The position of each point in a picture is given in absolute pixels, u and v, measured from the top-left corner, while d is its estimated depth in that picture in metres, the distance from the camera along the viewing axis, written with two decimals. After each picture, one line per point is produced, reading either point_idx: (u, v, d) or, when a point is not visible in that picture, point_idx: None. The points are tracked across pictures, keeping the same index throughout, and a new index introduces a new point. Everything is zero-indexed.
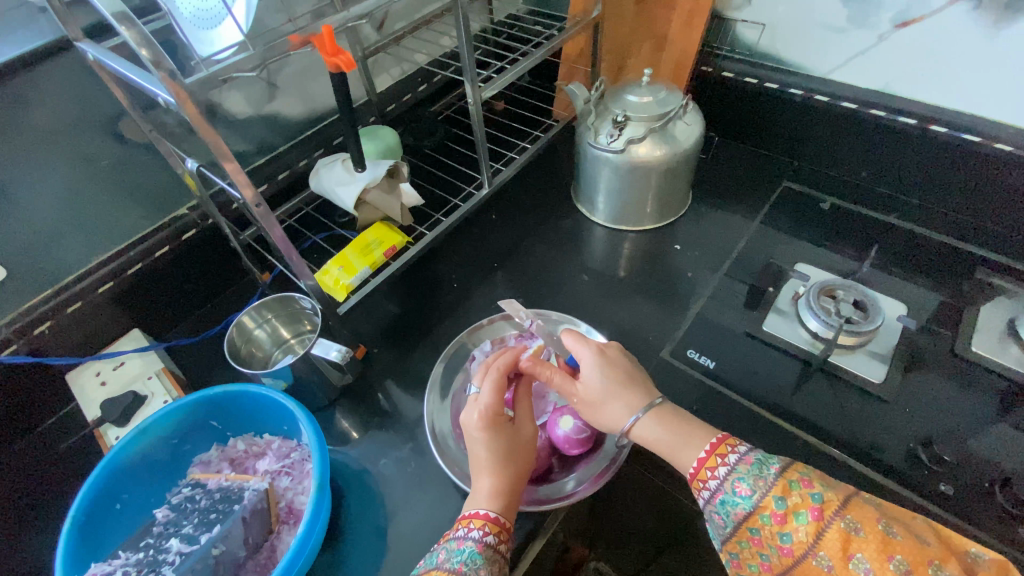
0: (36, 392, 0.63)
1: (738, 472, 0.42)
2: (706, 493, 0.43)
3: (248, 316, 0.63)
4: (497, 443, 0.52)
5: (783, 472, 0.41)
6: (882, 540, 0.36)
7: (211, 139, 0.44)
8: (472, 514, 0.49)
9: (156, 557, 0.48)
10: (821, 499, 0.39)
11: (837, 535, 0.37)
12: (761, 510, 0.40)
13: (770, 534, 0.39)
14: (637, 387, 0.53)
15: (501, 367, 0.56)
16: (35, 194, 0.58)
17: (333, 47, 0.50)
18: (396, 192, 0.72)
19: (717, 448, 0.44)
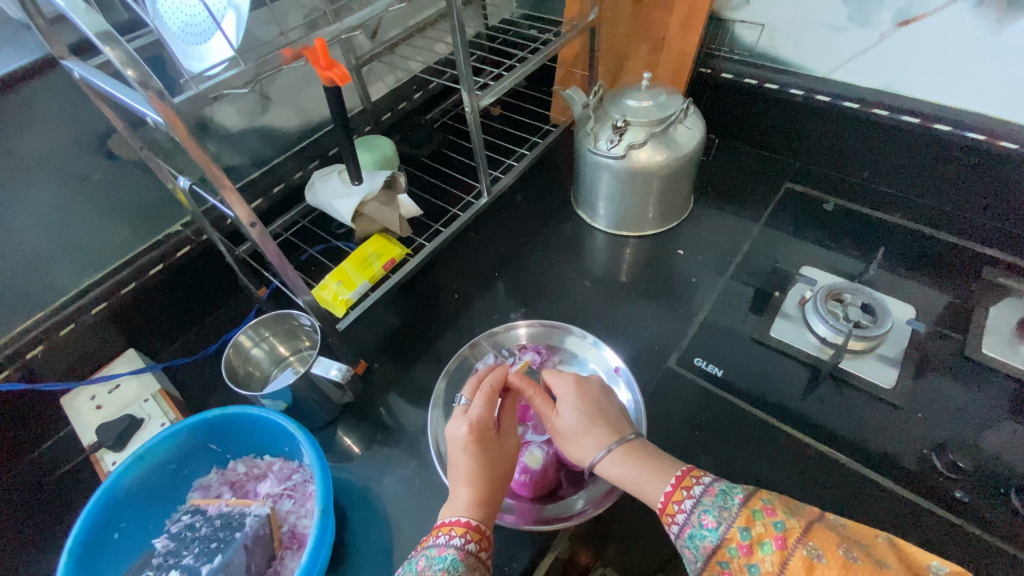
0: (29, 417, 0.61)
1: (703, 505, 0.40)
2: (676, 528, 0.41)
3: (246, 335, 0.61)
4: (482, 455, 0.51)
5: (747, 501, 0.39)
6: (843, 565, 0.34)
7: (202, 158, 0.42)
8: (452, 520, 0.46)
9: None
10: (784, 527, 0.37)
11: (800, 563, 0.35)
12: (727, 542, 0.38)
13: (739, 567, 0.37)
14: (611, 422, 0.52)
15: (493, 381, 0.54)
16: (24, 215, 0.57)
17: (328, 60, 0.49)
18: (395, 203, 0.71)
19: (681, 483, 0.43)
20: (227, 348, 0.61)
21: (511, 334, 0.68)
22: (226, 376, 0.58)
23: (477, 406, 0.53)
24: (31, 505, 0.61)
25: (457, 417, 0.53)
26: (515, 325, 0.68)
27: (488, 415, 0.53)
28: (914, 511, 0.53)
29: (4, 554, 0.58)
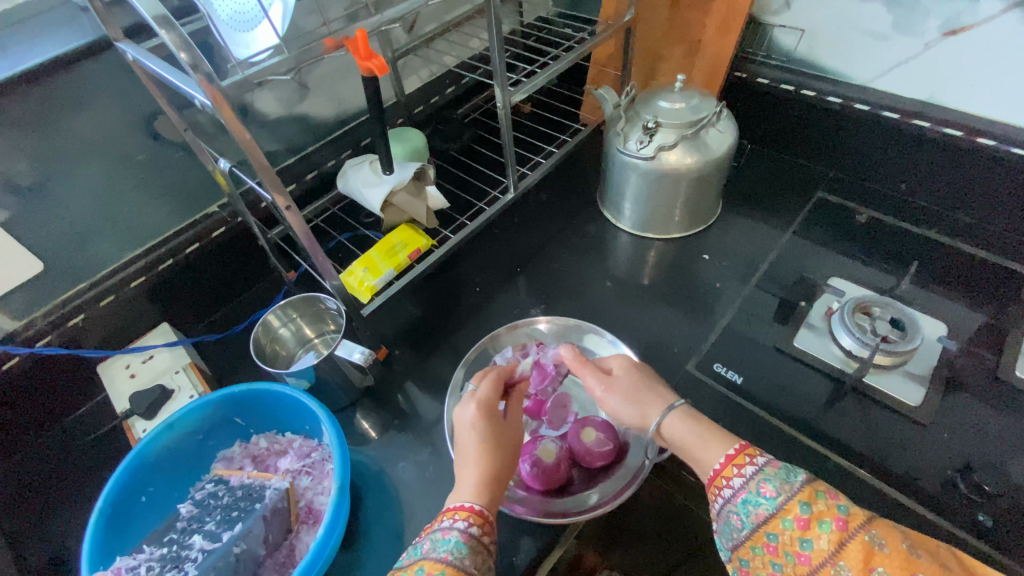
0: (67, 382, 0.65)
1: (764, 474, 0.40)
2: (728, 491, 0.41)
3: (274, 314, 0.63)
4: (485, 437, 0.51)
5: (812, 483, 0.39)
6: (905, 558, 0.33)
7: (244, 140, 0.44)
8: (455, 505, 0.46)
9: (180, 553, 0.47)
10: (847, 511, 0.36)
11: (859, 547, 0.34)
12: (783, 513, 0.38)
13: (789, 541, 0.37)
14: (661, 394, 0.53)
15: (498, 373, 0.58)
16: (72, 189, 0.60)
17: (367, 52, 0.50)
18: (422, 195, 0.73)
19: (733, 459, 0.43)
20: (256, 326, 0.63)
21: (531, 328, 0.69)
22: (254, 353, 0.60)
23: (484, 388, 0.56)
24: (66, 466, 0.64)
25: (464, 404, 0.55)
26: (538, 319, 0.69)
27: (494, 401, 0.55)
28: (937, 532, 0.51)
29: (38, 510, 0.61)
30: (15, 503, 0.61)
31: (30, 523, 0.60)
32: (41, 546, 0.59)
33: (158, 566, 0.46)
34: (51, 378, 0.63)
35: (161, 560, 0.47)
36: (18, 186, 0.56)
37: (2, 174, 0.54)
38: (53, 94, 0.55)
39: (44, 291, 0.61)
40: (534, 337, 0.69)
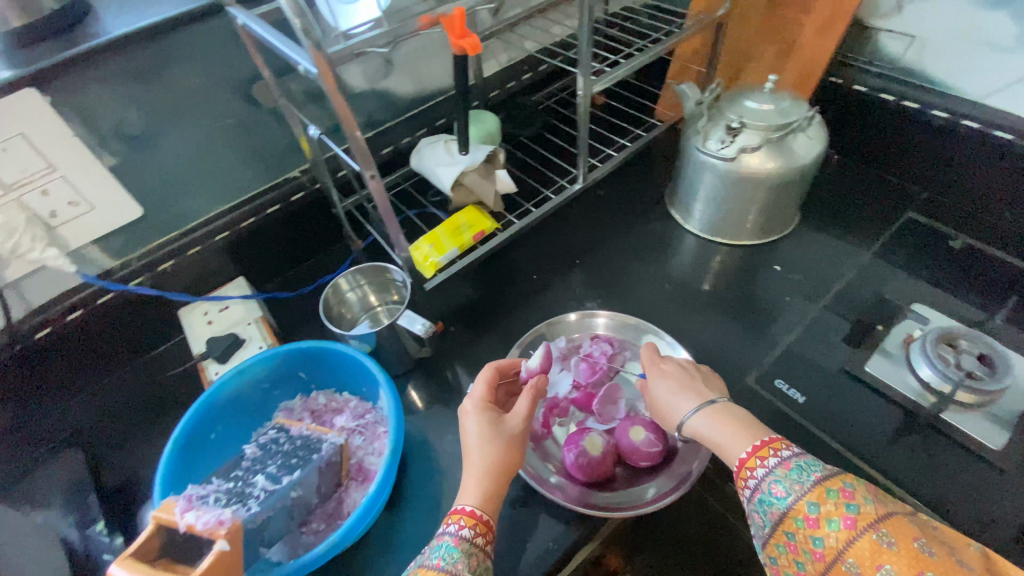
0: (152, 321, 0.71)
1: (775, 475, 0.41)
2: (747, 492, 0.43)
3: (345, 279, 0.65)
4: (478, 437, 0.51)
5: (825, 480, 0.39)
6: (914, 555, 0.34)
7: (340, 107, 0.46)
8: (455, 509, 0.47)
9: (244, 490, 0.50)
10: (857, 509, 0.37)
11: (867, 545, 0.35)
12: (794, 513, 0.39)
13: (804, 539, 0.38)
14: (691, 391, 0.52)
15: (490, 371, 0.56)
16: (174, 144, 0.64)
17: (462, 30, 0.50)
18: (493, 178, 0.73)
19: (760, 450, 0.44)
20: (327, 288, 0.65)
21: (589, 321, 0.69)
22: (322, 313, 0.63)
23: (478, 389, 0.55)
24: (145, 398, 0.70)
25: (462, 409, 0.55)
26: (598, 313, 0.69)
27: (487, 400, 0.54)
28: None
29: (119, 435, 0.67)
30: (102, 424, 0.68)
31: (113, 445, 0.66)
32: (119, 466, 0.64)
33: (225, 498, 0.49)
34: (140, 315, 0.69)
35: (228, 493, 0.49)
36: (130, 136, 0.61)
37: (118, 124, 0.59)
38: (168, 53, 0.59)
39: (140, 235, 0.66)
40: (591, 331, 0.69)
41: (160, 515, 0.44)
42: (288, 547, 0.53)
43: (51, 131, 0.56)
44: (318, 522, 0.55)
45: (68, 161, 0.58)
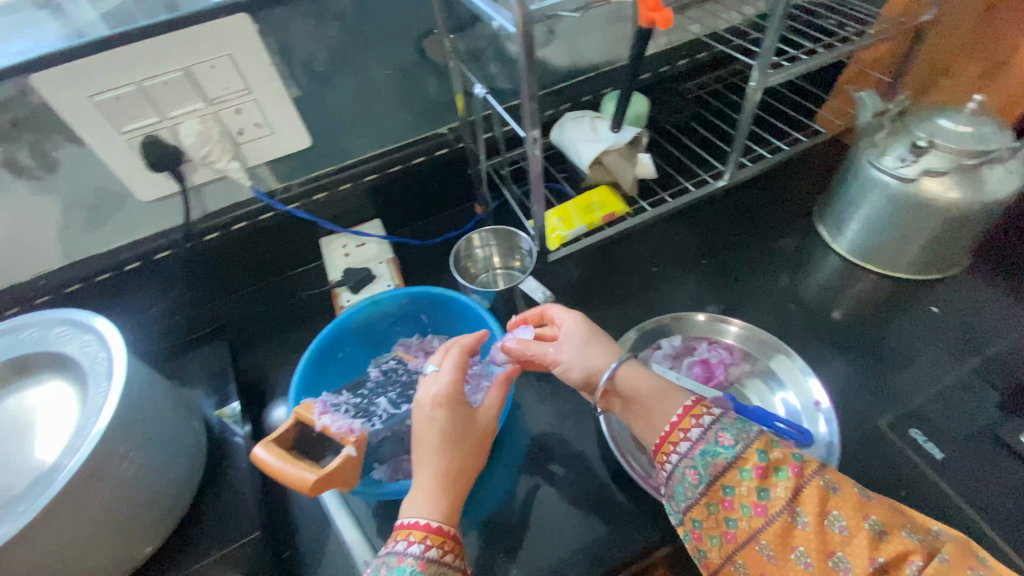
0: (298, 243, 0.80)
1: (722, 424, 0.41)
2: (680, 451, 0.41)
3: (479, 235, 0.69)
4: (444, 434, 0.50)
5: (765, 432, 0.40)
6: (858, 501, 0.36)
7: (527, 69, 0.47)
8: (410, 523, 0.45)
9: (368, 408, 0.56)
10: (801, 458, 0.38)
11: (814, 492, 0.37)
12: (741, 462, 0.38)
13: (746, 493, 0.38)
14: (602, 343, 0.53)
15: (456, 356, 0.54)
16: (350, 86, 0.69)
17: (655, 3, 0.49)
18: (634, 161, 0.72)
19: (692, 409, 0.43)
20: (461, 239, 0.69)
21: (721, 326, 0.66)
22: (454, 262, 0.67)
23: (445, 380, 0.52)
24: (283, 310, 0.79)
25: (425, 401, 0.52)
26: (733, 321, 0.65)
27: (458, 392, 0.52)
28: None
29: (260, 337, 0.76)
30: (245, 324, 0.78)
31: (254, 345, 0.75)
32: (257, 364, 0.73)
33: (353, 411, 0.55)
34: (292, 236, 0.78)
35: (355, 407, 0.56)
36: (315, 71, 0.66)
37: (311, 60, 0.65)
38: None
39: (305, 162, 0.74)
40: (720, 336, 0.66)
41: (299, 411, 0.51)
42: (390, 471, 0.56)
43: (254, 56, 0.61)
44: None
45: (262, 86, 0.63)
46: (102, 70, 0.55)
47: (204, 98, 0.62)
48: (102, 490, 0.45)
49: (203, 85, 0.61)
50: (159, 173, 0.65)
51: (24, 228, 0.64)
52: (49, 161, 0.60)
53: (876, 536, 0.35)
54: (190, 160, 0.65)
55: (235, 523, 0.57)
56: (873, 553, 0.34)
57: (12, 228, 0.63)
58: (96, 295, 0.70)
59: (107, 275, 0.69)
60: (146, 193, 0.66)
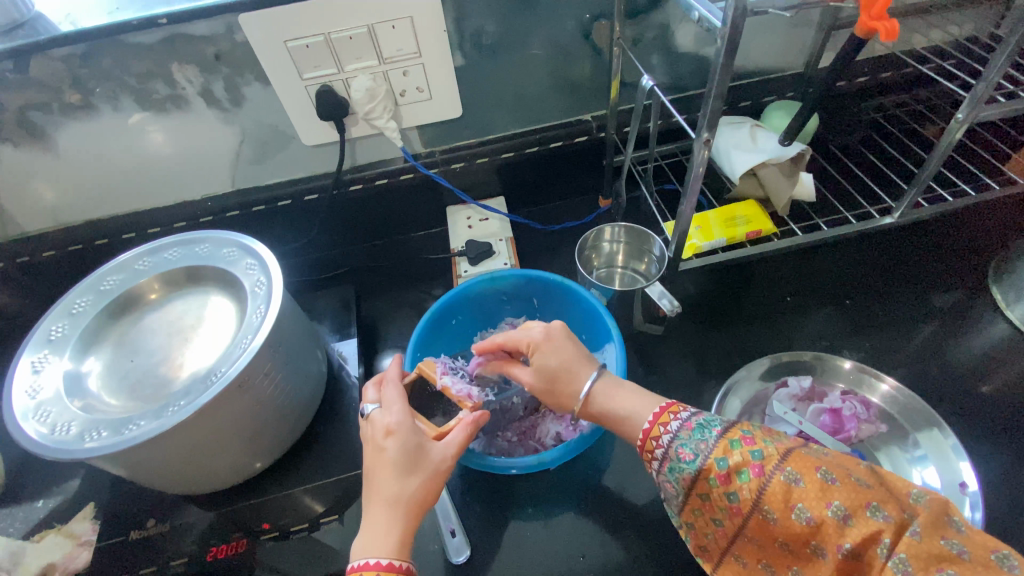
0: (428, 205, 0.84)
1: (680, 438, 0.41)
2: (656, 463, 0.43)
3: (612, 229, 0.70)
4: (398, 465, 0.45)
5: (725, 432, 0.40)
6: (821, 488, 0.35)
7: (722, 68, 0.43)
8: (362, 564, 0.41)
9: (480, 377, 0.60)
10: (761, 456, 0.38)
11: (778, 488, 0.36)
12: (706, 474, 0.39)
13: (718, 496, 0.39)
14: (580, 362, 0.50)
15: (474, 415, 0.50)
16: (510, 61, 0.70)
17: (880, 12, 0.46)
18: (794, 179, 0.67)
19: (658, 417, 0.44)
20: (592, 230, 0.71)
21: (871, 381, 0.59)
22: (579, 251, 0.68)
23: (394, 411, 0.49)
24: (404, 266, 0.83)
25: (376, 431, 0.48)
26: (887, 379, 0.58)
27: (410, 419, 0.48)
28: None
29: (381, 288, 0.81)
30: (368, 272, 0.83)
31: (375, 293, 0.81)
32: (375, 312, 0.79)
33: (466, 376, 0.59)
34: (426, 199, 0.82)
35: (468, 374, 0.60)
36: (483, 43, 0.67)
37: (481, 31, 0.65)
38: None
39: (452, 131, 0.76)
40: (867, 392, 0.59)
41: (424, 367, 0.56)
42: (483, 442, 0.61)
43: (432, 21, 0.63)
44: (511, 434, 0.62)
45: (432, 51, 0.65)
46: (300, 19, 0.59)
47: (379, 56, 0.64)
48: (248, 401, 0.50)
49: (381, 44, 0.63)
50: (325, 121, 0.69)
51: (205, 152, 0.71)
52: (237, 97, 0.66)
53: (839, 521, 0.34)
54: (354, 114, 0.69)
55: (342, 454, 0.61)
56: (838, 538, 0.34)
57: (195, 151, 0.71)
58: (251, 222, 0.78)
59: (263, 206, 0.77)
60: (309, 138, 0.71)
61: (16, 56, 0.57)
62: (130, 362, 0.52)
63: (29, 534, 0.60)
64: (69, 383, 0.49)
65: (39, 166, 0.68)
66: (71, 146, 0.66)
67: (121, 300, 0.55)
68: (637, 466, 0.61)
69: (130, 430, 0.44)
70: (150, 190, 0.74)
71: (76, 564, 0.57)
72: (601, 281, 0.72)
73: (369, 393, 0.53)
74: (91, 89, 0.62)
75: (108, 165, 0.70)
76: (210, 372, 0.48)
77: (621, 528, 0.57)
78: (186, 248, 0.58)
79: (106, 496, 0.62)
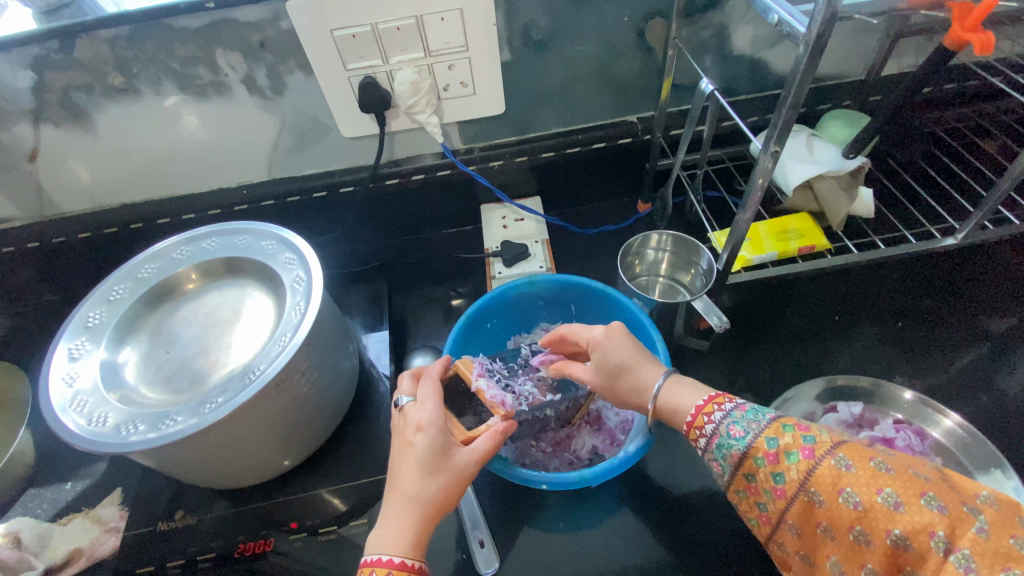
0: (463, 202, 0.82)
1: (733, 417, 0.41)
2: (703, 441, 0.42)
3: (658, 237, 0.68)
4: (423, 463, 0.43)
5: (780, 419, 0.39)
6: (872, 474, 0.33)
7: (801, 77, 0.41)
8: (374, 559, 0.40)
9: (515, 381, 0.56)
10: (814, 440, 0.36)
11: (826, 471, 0.35)
12: (753, 452, 0.38)
13: (765, 478, 0.38)
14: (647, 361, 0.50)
15: (505, 423, 0.47)
16: (559, 58, 0.67)
17: (974, 25, 0.44)
18: (851, 193, 0.65)
19: (714, 399, 0.44)
20: (638, 236, 0.69)
21: (933, 414, 0.56)
22: (622, 257, 0.67)
23: (427, 407, 0.47)
24: (436, 263, 0.82)
25: (407, 425, 0.46)
26: (952, 414, 0.55)
27: (443, 419, 0.46)
28: None
29: (412, 285, 0.80)
30: (400, 268, 0.82)
31: (406, 290, 0.79)
32: (405, 309, 0.77)
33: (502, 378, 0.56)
34: (461, 196, 0.80)
35: (505, 376, 0.57)
36: (533, 38, 0.64)
37: (531, 27, 0.63)
38: None
39: (493, 128, 0.74)
40: (926, 425, 0.56)
41: (460, 366, 0.53)
42: (516, 451, 0.58)
43: (483, 14, 0.60)
44: (545, 444, 0.59)
45: (480, 45, 0.63)
46: (349, 7, 0.58)
47: (426, 49, 0.62)
48: (283, 399, 0.49)
49: (429, 36, 0.61)
50: (367, 114, 0.68)
51: (243, 140, 0.70)
52: (279, 85, 0.65)
53: (888, 508, 0.32)
54: (395, 107, 0.68)
55: (372, 455, 0.60)
56: (886, 525, 0.32)
57: (233, 139, 0.70)
58: (285, 212, 0.77)
59: (298, 197, 0.76)
60: (348, 130, 0.70)
61: (62, 35, 0.56)
62: (167, 352, 0.52)
63: (57, 517, 0.60)
64: (106, 373, 0.48)
65: (78, 147, 0.67)
66: (111, 128, 0.66)
67: (157, 290, 0.55)
68: (671, 483, 0.59)
69: (167, 427, 0.43)
70: (186, 176, 0.73)
71: (103, 551, 0.56)
72: (643, 288, 0.70)
73: (404, 384, 0.51)
74: (134, 72, 0.61)
75: (145, 149, 0.69)
76: (247, 370, 0.47)
77: (653, 549, 0.55)
78: (225, 239, 0.57)
79: (135, 482, 0.62)
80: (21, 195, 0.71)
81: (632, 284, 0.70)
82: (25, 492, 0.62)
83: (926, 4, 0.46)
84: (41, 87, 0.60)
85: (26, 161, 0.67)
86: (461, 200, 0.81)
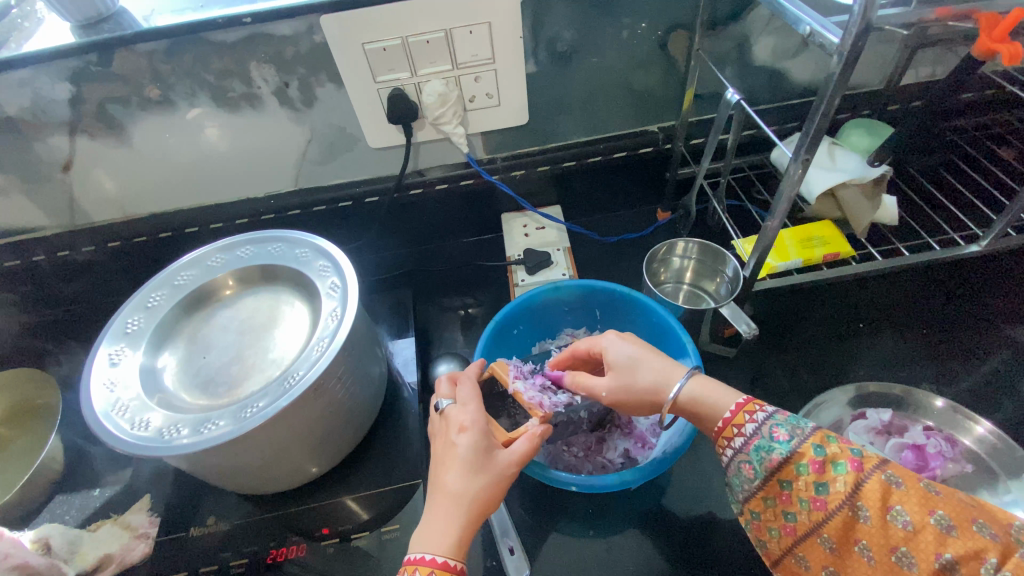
0: (484, 211, 0.83)
1: (776, 420, 0.40)
2: (738, 441, 0.41)
3: (685, 244, 0.70)
4: (466, 462, 0.44)
5: (824, 429, 0.39)
6: (925, 496, 0.34)
7: (834, 85, 0.42)
8: (418, 558, 0.40)
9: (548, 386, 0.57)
10: (861, 454, 0.36)
11: (876, 486, 0.35)
12: (797, 458, 0.38)
13: (804, 486, 0.37)
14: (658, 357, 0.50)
15: (542, 427, 0.48)
16: (581, 69, 0.68)
17: (1002, 34, 0.45)
18: (875, 201, 0.66)
19: (744, 405, 0.42)
20: (664, 244, 0.70)
21: (964, 421, 0.56)
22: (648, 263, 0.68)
23: (468, 409, 0.48)
24: (457, 270, 0.83)
25: (450, 426, 0.47)
26: (984, 421, 0.55)
27: (484, 420, 0.47)
28: None
29: (434, 292, 0.81)
30: (421, 276, 0.83)
31: (429, 297, 0.80)
32: (427, 316, 0.78)
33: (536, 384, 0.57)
34: (484, 204, 0.82)
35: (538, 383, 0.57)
36: (557, 50, 0.66)
37: (556, 40, 0.64)
38: None
39: (515, 138, 0.75)
40: (958, 432, 0.56)
41: (496, 368, 0.54)
42: (549, 455, 0.59)
43: (510, 28, 0.62)
44: (577, 449, 0.60)
45: (506, 57, 0.64)
46: (380, 22, 0.59)
47: (454, 61, 0.64)
48: (319, 404, 0.50)
49: (457, 49, 0.62)
50: (393, 125, 0.69)
51: (271, 151, 0.71)
52: (310, 97, 0.66)
53: (941, 530, 0.32)
54: (422, 118, 0.69)
55: (400, 461, 0.60)
56: (935, 548, 0.32)
57: (261, 149, 0.71)
58: (310, 221, 0.78)
59: (324, 206, 0.77)
60: (375, 141, 0.71)
61: (100, 48, 0.58)
62: (203, 358, 0.52)
63: (85, 524, 0.60)
64: (146, 379, 0.49)
65: (111, 158, 0.68)
66: (145, 139, 0.67)
67: (194, 296, 0.56)
68: (701, 491, 0.59)
69: (210, 430, 0.44)
70: (213, 185, 0.74)
71: (133, 557, 0.56)
72: (667, 295, 0.71)
73: (442, 387, 0.52)
74: (169, 85, 0.62)
75: (176, 158, 0.70)
76: (286, 375, 0.48)
77: (681, 557, 0.54)
78: (259, 247, 0.58)
79: (165, 489, 0.62)
80: (53, 204, 0.72)
81: (658, 290, 0.70)
82: (52, 499, 0.62)
83: (954, 15, 0.47)
84: (78, 99, 0.62)
85: (59, 171, 0.68)
86: (482, 208, 0.82)
